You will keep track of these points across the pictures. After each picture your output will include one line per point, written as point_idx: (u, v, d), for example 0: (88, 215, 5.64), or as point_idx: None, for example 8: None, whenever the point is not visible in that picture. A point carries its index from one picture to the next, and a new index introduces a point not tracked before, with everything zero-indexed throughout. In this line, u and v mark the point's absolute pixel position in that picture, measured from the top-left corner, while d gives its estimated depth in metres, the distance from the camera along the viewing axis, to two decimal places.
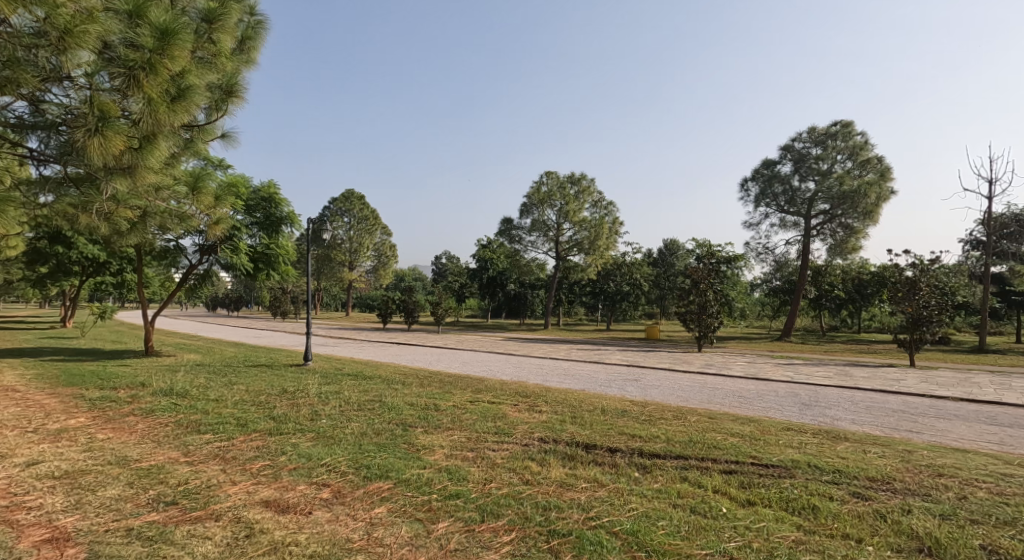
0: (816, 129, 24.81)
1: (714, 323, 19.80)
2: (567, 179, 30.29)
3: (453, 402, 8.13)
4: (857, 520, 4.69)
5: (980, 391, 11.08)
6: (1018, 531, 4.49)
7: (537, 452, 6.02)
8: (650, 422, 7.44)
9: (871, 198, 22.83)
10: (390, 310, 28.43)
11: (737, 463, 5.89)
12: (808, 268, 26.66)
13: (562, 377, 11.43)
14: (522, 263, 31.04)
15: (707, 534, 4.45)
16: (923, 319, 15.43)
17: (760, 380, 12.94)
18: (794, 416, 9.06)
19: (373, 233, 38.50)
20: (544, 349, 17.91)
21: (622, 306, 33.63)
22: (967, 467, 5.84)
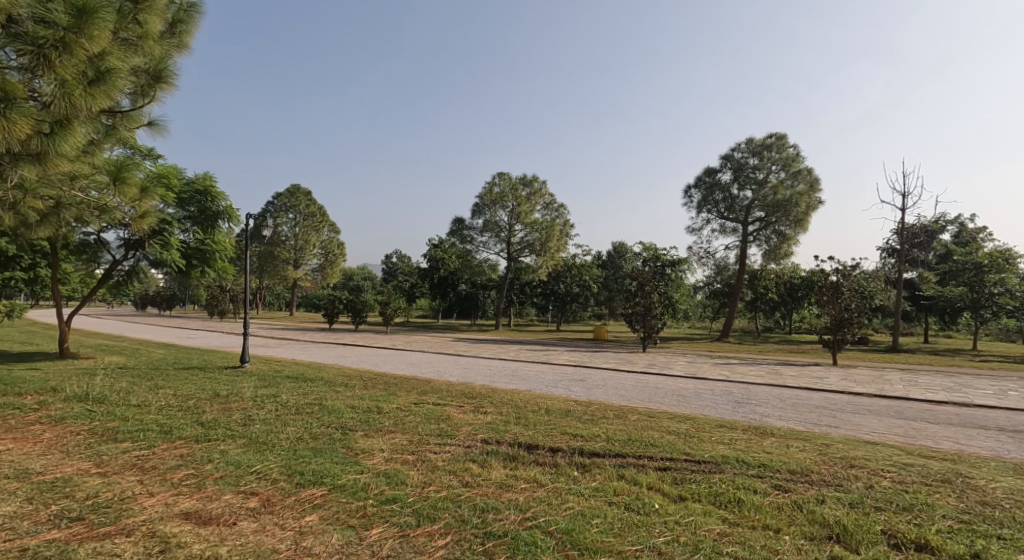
0: (753, 140, 25.74)
1: (659, 324, 20.30)
2: (519, 180, 30.36)
3: (396, 404, 8.03)
4: (777, 511, 4.91)
5: (893, 387, 11.81)
6: (916, 517, 4.79)
7: (478, 454, 6.02)
8: (591, 421, 7.54)
9: (801, 207, 24.32)
10: (336, 310, 27.83)
11: (671, 459, 6.06)
12: (746, 273, 27.68)
13: (508, 378, 11.49)
14: (473, 263, 30.96)
15: (638, 531, 4.56)
16: (845, 320, 16.27)
17: (698, 379, 13.35)
18: (726, 414, 9.42)
19: (320, 230, 37.55)
20: (493, 349, 17.90)
21: (571, 308, 34.11)
22: (875, 458, 6.22)
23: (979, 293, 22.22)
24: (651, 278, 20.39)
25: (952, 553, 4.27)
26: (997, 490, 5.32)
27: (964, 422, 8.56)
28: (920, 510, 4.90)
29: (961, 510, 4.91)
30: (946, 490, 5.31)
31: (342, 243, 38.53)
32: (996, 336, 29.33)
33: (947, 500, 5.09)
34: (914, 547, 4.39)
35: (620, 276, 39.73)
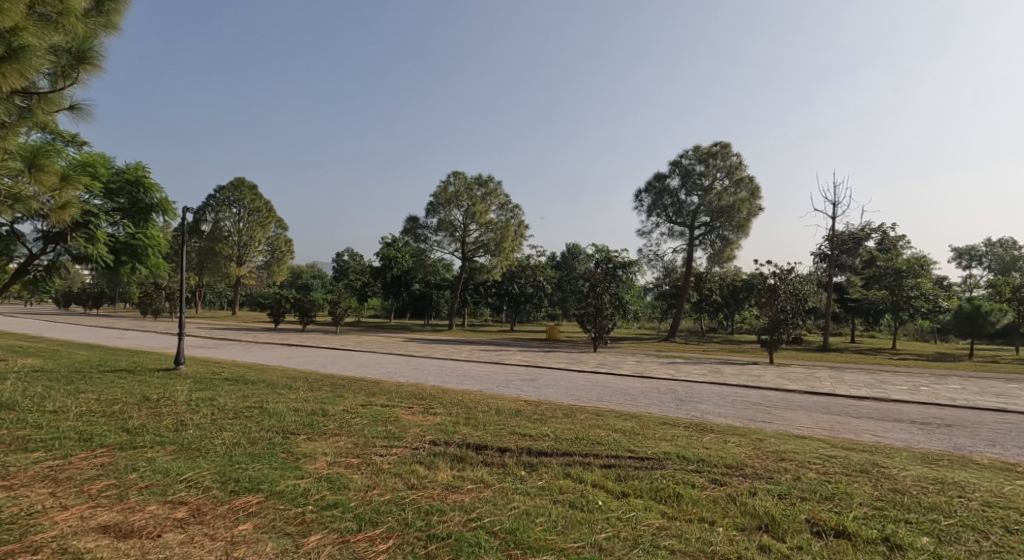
0: (700, 147, 26.41)
1: (609, 324, 20.62)
2: (474, 179, 30.21)
3: (343, 406, 7.84)
4: (712, 504, 5.03)
5: (822, 384, 12.36)
6: (837, 506, 5.00)
7: (425, 456, 5.93)
8: (541, 421, 7.57)
9: (743, 213, 25.21)
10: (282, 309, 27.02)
11: (616, 457, 6.14)
12: (692, 275, 28.38)
13: (456, 378, 11.41)
14: (427, 263, 30.65)
15: (580, 528, 4.58)
16: (781, 321, 16.92)
17: (645, 378, 13.60)
18: (670, 411, 9.63)
19: (265, 226, 36.45)
20: (446, 350, 17.72)
21: (525, 308, 34.27)
22: (803, 451, 6.47)
23: (899, 296, 23.77)
24: (603, 279, 20.49)
25: (868, 538, 4.47)
26: (909, 477, 5.63)
27: (883, 415, 9.03)
28: (840, 499, 5.12)
29: (876, 497, 5.15)
30: (864, 479, 5.58)
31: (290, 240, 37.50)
32: (914, 335, 31.18)
33: (865, 488, 5.34)
34: (833, 533, 4.57)
35: (573, 278, 40.10)
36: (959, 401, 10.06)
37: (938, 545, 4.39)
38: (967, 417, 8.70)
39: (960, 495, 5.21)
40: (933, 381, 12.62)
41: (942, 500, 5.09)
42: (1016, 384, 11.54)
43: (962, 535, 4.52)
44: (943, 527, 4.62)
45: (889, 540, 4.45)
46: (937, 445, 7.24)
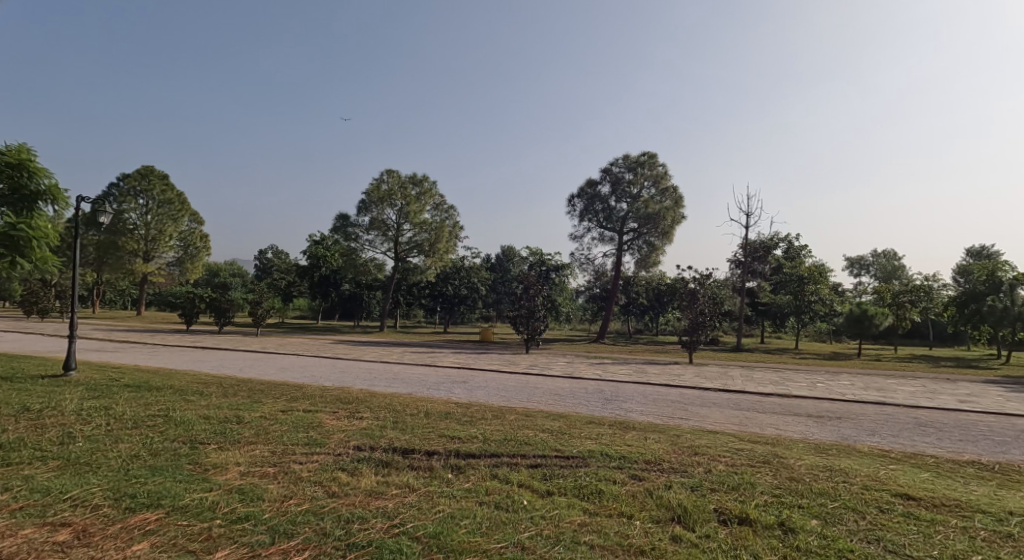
0: (629, 156, 26.99)
1: (541, 326, 20.73)
2: (409, 179, 29.65)
3: (260, 412, 7.43)
4: (632, 499, 5.07)
5: (737, 382, 12.87)
6: (744, 495, 5.15)
7: (347, 462, 5.67)
8: (469, 422, 7.44)
9: (667, 221, 26.10)
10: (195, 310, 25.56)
11: (543, 456, 6.09)
12: (621, 279, 29.05)
13: (380, 380, 11.10)
14: (358, 263, 29.85)
15: (504, 528, 4.49)
16: (700, 323, 17.52)
17: (574, 378, 13.75)
18: (596, 410, 9.75)
19: (178, 220, 34.36)
20: (375, 352, 17.28)
21: (459, 310, 34.27)
22: (716, 446, 6.67)
23: (801, 300, 25.51)
24: (536, 281, 20.76)
25: (767, 523, 4.62)
26: (804, 466, 5.90)
27: (786, 410, 9.50)
28: (744, 489, 5.28)
29: (775, 486, 5.34)
30: (766, 470, 5.79)
31: (206, 235, 35.51)
32: (813, 336, 33.44)
33: (766, 478, 5.53)
34: (737, 521, 4.70)
35: (507, 280, 40.10)
36: (848, 396, 10.71)
37: (823, 526, 4.58)
38: (853, 410, 9.26)
39: (842, 480, 5.48)
40: (827, 378, 13.41)
41: (829, 486, 5.34)
42: (898, 379, 12.43)
43: (843, 516, 4.72)
44: (830, 510, 4.81)
45: (783, 525, 4.61)
46: (828, 436, 7.65)
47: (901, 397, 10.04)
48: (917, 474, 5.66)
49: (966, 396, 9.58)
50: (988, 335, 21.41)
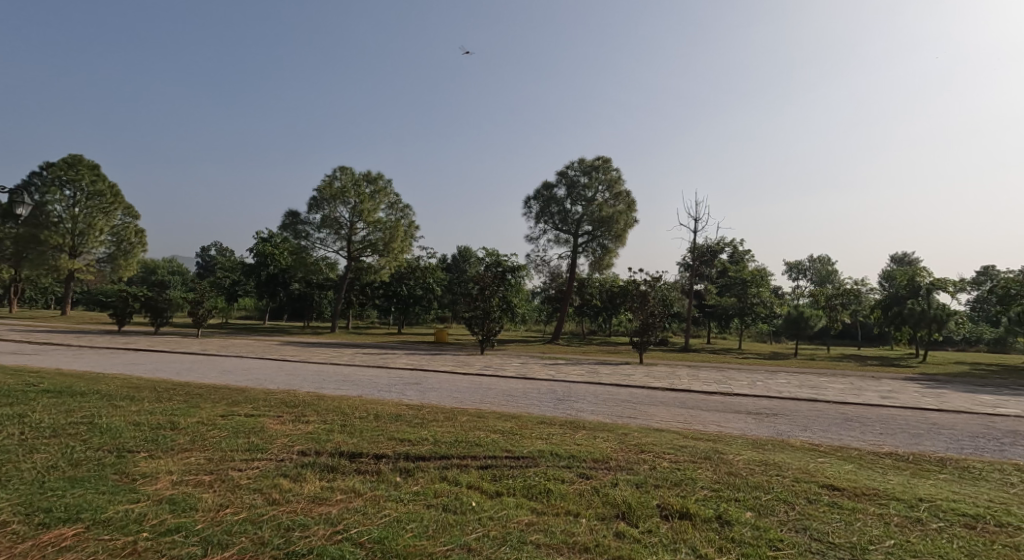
0: (585, 160, 27.35)
1: (496, 327, 20.79)
2: (363, 176, 29.24)
3: (197, 417, 7.23)
4: (579, 497, 5.20)
5: (685, 381, 13.25)
6: (686, 491, 5.34)
7: (290, 468, 5.59)
8: (420, 424, 7.44)
9: (620, 224, 26.67)
10: (128, 309, 24.00)
11: (493, 457, 6.16)
12: (575, 281, 29.46)
13: (329, 382, 10.94)
14: (309, 261, 29.28)
15: (451, 531, 4.52)
16: (650, 325, 17.94)
17: (527, 379, 13.88)
18: (547, 410, 9.88)
19: (109, 213, 32.94)
20: (325, 353, 16.99)
21: (414, 310, 33.75)
22: (661, 444, 6.87)
23: (744, 303, 26.50)
24: (492, 282, 20.72)
25: (705, 516, 4.81)
26: (742, 461, 6.17)
27: (728, 408, 9.86)
28: (686, 484, 5.48)
29: (715, 481, 5.56)
30: (707, 465, 6.02)
31: (141, 229, 34.09)
32: (755, 336, 34.76)
33: (707, 473, 5.75)
34: (677, 516, 4.88)
35: (462, 280, 39.83)
36: (784, 393, 11.22)
37: (758, 518, 4.81)
38: (788, 407, 9.69)
39: (776, 474, 5.75)
40: (766, 377, 13.96)
41: (765, 479, 5.58)
42: (829, 377, 13.05)
43: (775, 507, 4.96)
44: (764, 502, 5.05)
45: (722, 518, 4.81)
46: (764, 431, 7.99)
47: (832, 394, 10.56)
48: (843, 466, 5.99)
49: (889, 393, 10.18)
50: (908, 336, 22.67)
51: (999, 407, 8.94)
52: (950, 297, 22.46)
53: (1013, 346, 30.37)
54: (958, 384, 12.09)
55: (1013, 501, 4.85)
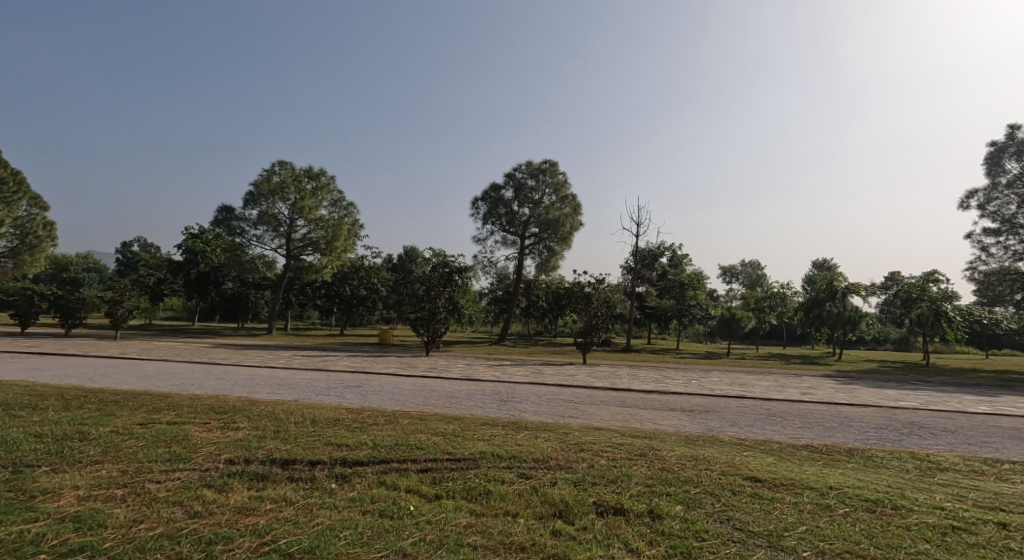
0: (532, 162, 27.64)
1: (441, 328, 20.75)
2: (303, 172, 28.56)
3: (113, 427, 6.95)
4: (518, 497, 5.33)
5: (625, 381, 13.62)
6: (618, 487, 5.54)
7: (216, 477, 5.48)
8: (360, 429, 7.42)
9: (567, 227, 27.13)
10: (32, 309, 22.82)
11: (434, 460, 6.21)
12: (522, 282, 29.76)
13: (263, 387, 10.68)
14: (245, 259, 28.43)
15: (386, 536, 4.55)
16: (594, 326, 18.35)
17: (470, 380, 13.95)
18: (490, 412, 9.99)
19: (12, 205, 29.49)
20: (261, 355, 16.52)
21: (358, 311, 33.30)
22: (599, 442, 7.09)
23: (682, 304, 27.46)
24: (438, 283, 20.56)
25: (637, 511, 5.02)
26: (674, 457, 6.45)
27: (664, 406, 10.22)
28: (621, 481, 5.69)
29: (648, 476, 5.80)
30: (641, 462, 6.26)
31: (48, 222, 30.91)
32: (693, 337, 35.99)
33: (641, 470, 5.99)
34: (611, 512, 5.07)
35: (409, 281, 39.51)
36: (716, 391, 11.72)
37: (686, 511, 5.06)
38: (720, 404, 10.12)
39: (705, 468, 6.04)
40: (701, 376, 14.53)
41: (694, 474, 5.86)
42: (757, 375, 13.73)
43: (702, 500, 5.22)
44: (693, 496, 5.31)
45: (653, 512, 5.03)
46: (695, 428, 8.35)
47: (759, 391, 11.10)
48: (764, 458, 6.36)
49: (810, 389, 10.81)
50: (827, 336, 24.03)
51: (902, 400, 9.69)
52: (862, 300, 24.03)
53: (914, 344, 32.95)
54: (869, 380, 12.95)
55: (908, 486, 5.29)
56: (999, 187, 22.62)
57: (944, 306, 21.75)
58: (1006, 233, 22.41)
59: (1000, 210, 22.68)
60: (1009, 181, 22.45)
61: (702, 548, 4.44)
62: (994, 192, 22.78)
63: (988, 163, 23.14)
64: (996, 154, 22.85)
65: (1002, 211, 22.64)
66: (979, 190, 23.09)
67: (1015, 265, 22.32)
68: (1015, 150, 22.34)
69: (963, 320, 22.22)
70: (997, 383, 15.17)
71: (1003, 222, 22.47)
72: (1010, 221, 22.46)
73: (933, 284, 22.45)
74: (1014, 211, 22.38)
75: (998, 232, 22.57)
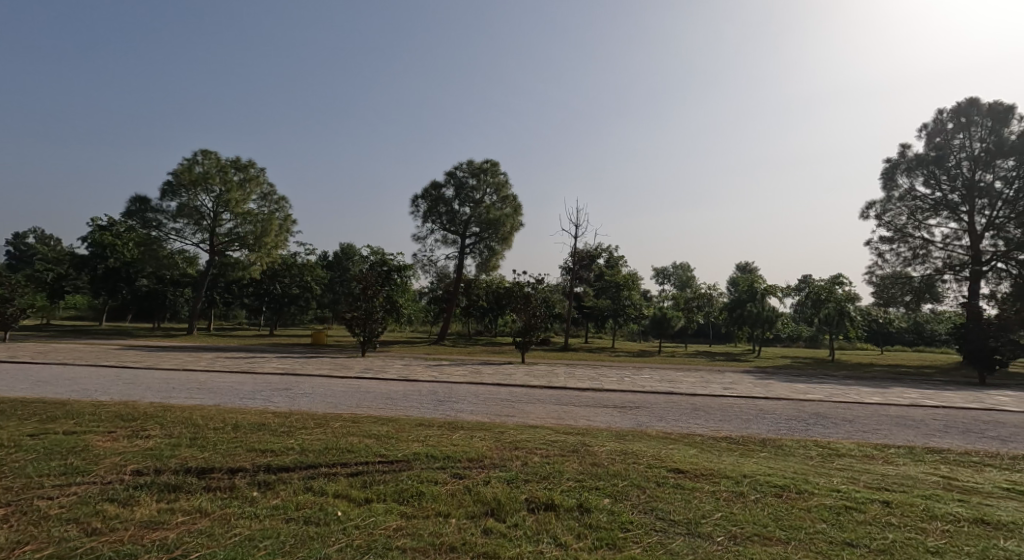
0: (473, 162, 27.61)
1: (378, 329, 20.44)
2: (230, 162, 27.42)
3: (4, 439, 6.50)
4: (450, 498, 5.36)
5: (559, 379, 13.86)
6: (549, 484, 5.66)
7: (121, 491, 5.22)
8: (287, 433, 7.25)
9: (507, 227, 27.29)
10: None
11: (365, 463, 6.15)
12: (462, 282, 29.68)
13: (180, 391, 10.24)
14: (163, 255, 27.13)
15: (310, 544, 4.48)
16: (533, 325, 18.52)
17: (407, 381, 13.84)
18: (426, 412, 9.95)
19: None
20: (182, 358, 15.77)
21: (289, 310, 32.35)
22: (533, 440, 7.20)
23: (618, 304, 28.13)
24: (375, 281, 20.30)
25: (567, 506, 5.14)
26: (605, 452, 6.63)
27: (597, 403, 10.45)
28: (552, 477, 5.81)
29: (579, 472, 5.94)
30: (573, 458, 6.41)
31: None
32: (627, 336, 36.88)
33: (572, 466, 6.13)
34: (542, 508, 5.17)
35: (345, 280, 38.80)
36: (647, 387, 12.09)
37: (612, 503, 5.22)
38: (649, 400, 10.45)
39: (632, 462, 6.25)
40: (633, 373, 14.96)
41: (622, 467, 6.05)
42: (685, 372, 14.25)
43: (628, 492, 5.41)
44: (620, 488, 5.48)
45: (581, 506, 5.16)
46: (625, 423, 8.60)
47: (685, 387, 11.54)
48: (687, 450, 6.64)
49: (731, 384, 11.33)
50: (746, 335, 25.21)
51: (813, 393, 10.32)
52: (779, 300, 25.34)
53: (822, 341, 35.23)
54: (782, 375, 13.69)
55: (811, 471, 5.65)
56: (893, 199, 24.33)
57: (848, 307, 23.19)
58: (898, 241, 24.11)
59: (894, 221, 24.40)
60: (901, 195, 24.17)
61: (627, 539, 4.59)
62: (889, 204, 24.47)
63: (883, 177, 24.84)
64: (891, 169, 24.57)
65: (894, 221, 24.39)
66: (877, 201, 24.79)
67: (906, 270, 24.11)
68: (906, 166, 24.11)
69: (862, 319, 23.95)
70: (892, 376, 16.41)
71: (896, 231, 24.16)
72: (902, 230, 24.12)
73: (838, 286, 23.85)
74: (905, 222, 24.18)
75: (891, 240, 24.27)
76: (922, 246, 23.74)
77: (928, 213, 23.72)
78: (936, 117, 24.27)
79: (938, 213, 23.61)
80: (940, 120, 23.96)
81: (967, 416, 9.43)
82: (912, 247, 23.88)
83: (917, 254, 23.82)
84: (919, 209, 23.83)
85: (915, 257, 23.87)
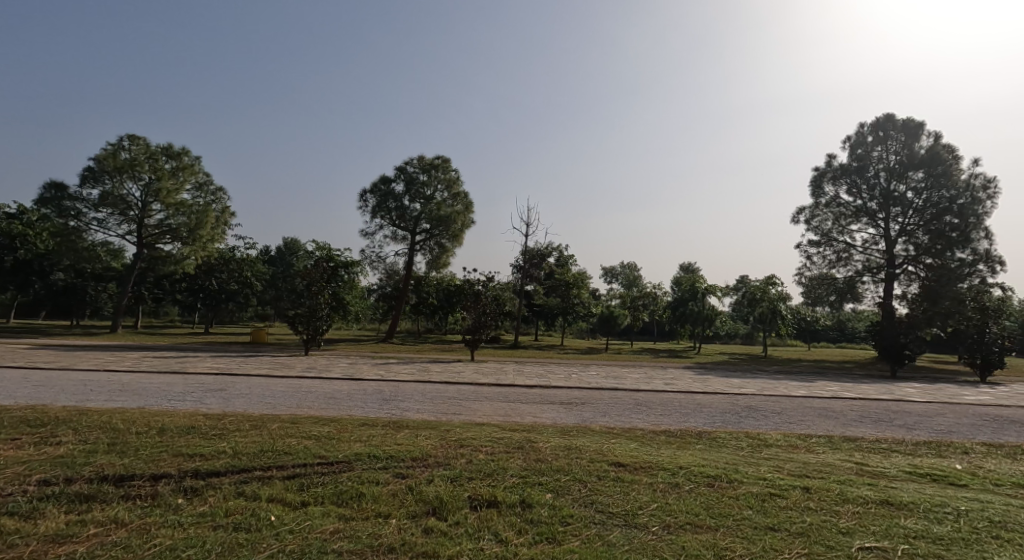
0: (424, 158, 27.24)
1: (323, 326, 19.94)
2: (161, 150, 26.17)
3: None
4: (391, 498, 5.22)
5: (506, 376, 13.82)
6: (491, 481, 5.59)
7: (27, 503, 4.85)
8: (219, 436, 6.93)
9: (457, 224, 27.09)
10: None
11: (303, 465, 5.93)
12: (411, 279, 29.27)
13: (102, 394, 9.65)
14: (83, 246, 25.62)
15: (238, 551, 4.28)
16: (481, 323, 18.47)
17: (351, 380, 13.50)
18: (370, 412, 9.71)
19: None
20: (107, 358, 14.89)
21: (226, 308, 31.28)
22: (477, 437, 7.11)
23: (568, 303, 28.34)
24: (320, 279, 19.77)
25: (509, 503, 5.09)
26: (549, 448, 6.60)
27: (543, 400, 10.44)
28: (496, 474, 5.74)
29: (522, 468, 5.90)
30: (517, 455, 6.36)
31: None
32: (575, 333, 37.20)
33: (516, 462, 6.08)
34: (484, 505, 5.10)
35: (289, 276, 37.82)
36: (593, 384, 12.18)
37: (553, 498, 5.19)
38: (595, 396, 10.52)
39: (574, 457, 6.25)
40: (580, 370, 15.05)
41: (567, 462, 6.03)
42: (629, 369, 14.45)
43: (570, 487, 5.40)
44: (561, 483, 5.46)
45: (524, 502, 5.12)
46: (570, 419, 8.62)
47: (629, 383, 11.67)
48: (628, 444, 6.69)
49: (672, 380, 11.55)
50: (688, 333, 25.83)
51: (748, 388, 10.63)
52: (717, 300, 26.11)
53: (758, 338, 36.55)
54: (722, 371, 14.07)
55: (742, 461, 5.78)
56: (820, 206, 25.39)
57: (780, 306, 24.07)
58: (824, 245, 25.22)
59: (820, 226, 25.42)
60: (828, 201, 25.24)
61: (566, 533, 4.57)
62: (816, 210, 25.53)
63: (811, 185, 25.88)
64: (818, 178, 25.63)
65: (821, 226, 25.42)
66: (807, 207, 25.82)
67: (831, 272, 25.21)
68: (832, 174, 25.19)
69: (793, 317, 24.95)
70: (820, 371, 17.19)
71: (823, 236, 25.23)
72: (828, 235, 25.21)
73: (772, 286, 24.71)
74: (830, 226, 25.24)
75: (818, 244, 25.36)
76: (845, 249, 24.86)
77: (850, 219, 24.83)
78: (858, 129, 25.39)
79: (859, 219, 24.73)
80: (861, 133, 25.07)
81: (883, 407, 9.90)
82: (836, 250, 25.01)
83: (841, 256, 24.94)
84: (843, 215, 24.92)
85: (839, 259, 24.99)
